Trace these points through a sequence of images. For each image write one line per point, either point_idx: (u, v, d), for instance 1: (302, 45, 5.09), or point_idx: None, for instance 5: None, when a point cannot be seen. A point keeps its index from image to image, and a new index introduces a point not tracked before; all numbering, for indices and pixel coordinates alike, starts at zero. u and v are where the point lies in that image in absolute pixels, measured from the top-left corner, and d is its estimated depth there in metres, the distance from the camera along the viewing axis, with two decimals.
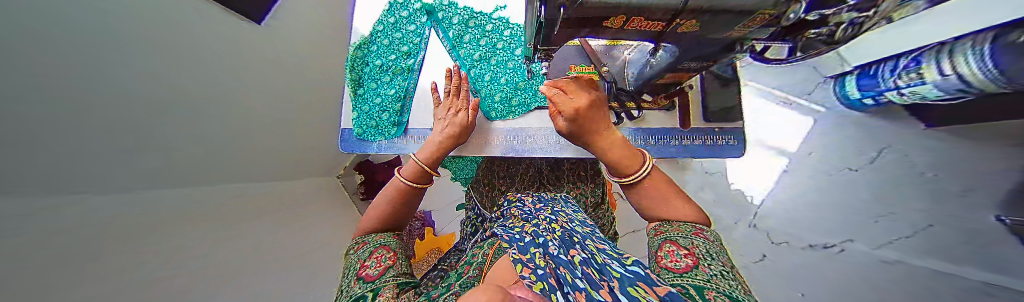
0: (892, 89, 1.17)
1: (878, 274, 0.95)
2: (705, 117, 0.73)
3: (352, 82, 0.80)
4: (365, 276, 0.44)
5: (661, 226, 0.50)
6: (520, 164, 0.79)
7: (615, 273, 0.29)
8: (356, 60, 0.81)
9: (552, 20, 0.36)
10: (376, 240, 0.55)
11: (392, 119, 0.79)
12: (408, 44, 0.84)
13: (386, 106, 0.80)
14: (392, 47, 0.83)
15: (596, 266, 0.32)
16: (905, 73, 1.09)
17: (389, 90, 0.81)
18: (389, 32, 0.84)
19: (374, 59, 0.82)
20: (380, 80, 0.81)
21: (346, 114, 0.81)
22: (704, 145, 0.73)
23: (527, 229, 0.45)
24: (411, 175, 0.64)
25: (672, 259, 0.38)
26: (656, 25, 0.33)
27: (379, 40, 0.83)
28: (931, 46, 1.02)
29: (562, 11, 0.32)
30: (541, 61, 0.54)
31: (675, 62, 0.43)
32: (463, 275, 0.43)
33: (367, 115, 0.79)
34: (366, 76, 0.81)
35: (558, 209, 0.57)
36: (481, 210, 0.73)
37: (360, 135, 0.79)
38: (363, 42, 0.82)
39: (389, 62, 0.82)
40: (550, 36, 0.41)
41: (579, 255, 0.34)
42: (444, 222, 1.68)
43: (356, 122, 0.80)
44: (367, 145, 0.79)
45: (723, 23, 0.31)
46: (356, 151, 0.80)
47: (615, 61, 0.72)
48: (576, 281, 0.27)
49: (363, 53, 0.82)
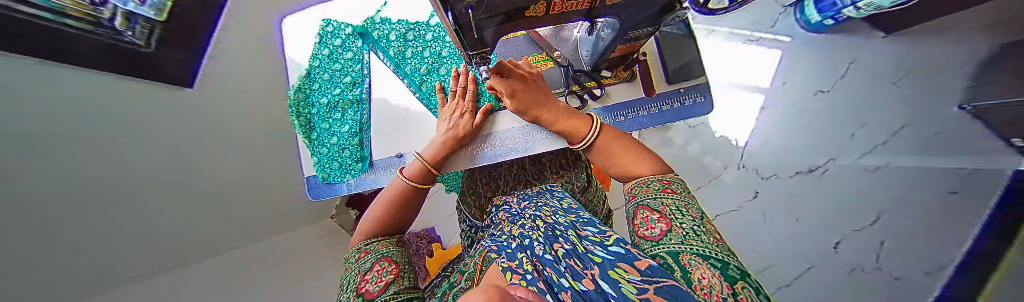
0: None
1: (864, 183, 1.06)
2: (669, 79, 0.72)
3: (302, 126, 0.75)
4: (365, 293, 0.37)
5: (636, 189, 0.46)
6: (498, 166, 0.77)
7: (595, 258, 0.27)
8: (300, 104, 0.76)
9: (469, 23, 0.33)
10: (382, 249, 0.48)
11: (353, 156, 0.74)
12: (350, 73, 0.78)
13: (344, 143, 0.75)
14: (333, 81, 0.78)
15: (578, 255, 0.30)
16: None
17: (342, 127, 0.76)
18: (327, 65, 0.78)
19: (318, 98, 0.77)
20: (332, 118, 0.76)
21: (306, 161, 0.75)
22: (675, 107, 0.72)
23: (513, 233, 0.43)
24: (416, 177, 0.62)
25: (647, 227, 0.34)
26: (579, 2, 0.30)
27: (319, 76, 0.77)
28: None
29: (470, 14, 0.29)
30: (479, 67, 0.49)
31: (618, 35, 0.42)
32: (456, 284, 0.39)
33: (327, 158, 0.74)
34: (315, 117, 0.76)
35: (543, 203, 0.55)
36: (472, 220, 0.71)
37: (325, 179, 0.74)
38: (302, 82, 0.76)
39: (335, 98, 0.77)
40: (479, 41, 0.39)
41: (562, 248, 0.32)
42: (449, 235, 1.67)
43: (318, 167, 0.75)
44: (335, 187, 0.74)
45: None
46: (326, 196, 0.75)
47: (566, 44, 0.69)
48: (561, 279, 0.25)
49: (305, 95, 0.76)
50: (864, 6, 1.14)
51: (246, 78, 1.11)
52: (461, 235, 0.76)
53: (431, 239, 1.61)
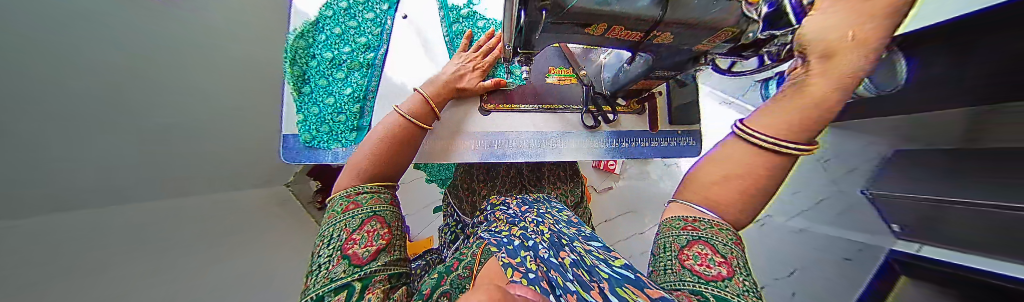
0: None
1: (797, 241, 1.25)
2: (669, 119, 0.79)
3: (294, 77, 0.66)
4: (352, 256, 0.34)
5: (699, 221, 0.33)
6: (500, 165, 0.77)
7: (602, 274, 0.28)
8: (298, 52, 0.67)
9: (533, 23, 0.33)
10: (371, 205, 0.43)
11: (348, 122, 0.68)
12: (366, 35, 0.73)
13: (341, 107, 0.68)
14: (345, 37, 0.72)
15: (585, 267, 0.31)
16: None
17: (343, 88, 0.69)
18: (341, 19, 0.72)
19: (322, 51, 0.70)
20: (333, 76, 0.70)
21: (289, 117, 0.67)
22: (669, 145, 0.79)
23: (514, 233, 0.43)
24: (416, 114, 0.59)
25: (702, 264, 0.27)
26: (633, 34, 0.33)
27: (328, 28, 0.71)
28: None
29: (543, 14, 0.30)
30: (520, 65, 0.50)
31: (646, 71, 0.46)
32: (451, 273, 0.37)
33: (317, 119, 0.67)
34: (313, 71, 0.69)
35: (544, 211, 0.56)
36: (461, 216, 0.69)
37: (309, 142, 0.66)
38: (307, 30, 0.69)
39: (342, 55, 0.70)
40: (531, 40, 0.38)
41: (569, 257, 0.33)
42: (421, 227, 1.59)
43: (302, 127, 0.66)
44: (319, 154, 0.67)
45: (695, 36, 0.32)
46: (305, 161, 0.67)
47: (591, 64, 0.74)
48: (566, 283, 0.25)
49: (306, 43, 0.69)
50: None
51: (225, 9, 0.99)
52: (445, 229, 0.73)
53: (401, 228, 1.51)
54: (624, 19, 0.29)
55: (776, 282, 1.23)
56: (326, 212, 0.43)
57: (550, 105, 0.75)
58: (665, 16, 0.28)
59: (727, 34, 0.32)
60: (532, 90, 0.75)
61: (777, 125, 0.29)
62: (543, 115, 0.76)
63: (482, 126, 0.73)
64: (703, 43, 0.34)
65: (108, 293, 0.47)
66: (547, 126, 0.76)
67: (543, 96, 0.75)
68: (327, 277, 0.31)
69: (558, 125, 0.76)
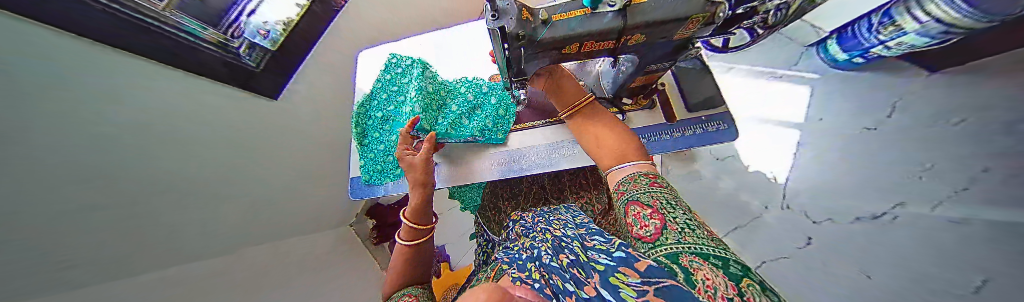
0: (879, 44, 1.20)
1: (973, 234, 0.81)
2: (687, 107, 0.75)
3: (358, 135, 0.87)
4: None
5: (625, 185, 0.45)
6: (521, 182, 0.81)
7: (598, 264, 0.26)
8: (360, 116, 0.88)
9: (516, 56, 0.41)
10: (403, 293, 0.53)
11: (394, 163, 0.83)
12: (404, 94, 0.90)
13: (389, 150, 0.84)
14: (389, 98, 0.89)
15: (582, 264, 0.29)
16: (881, 27, 1.15)
17: (390, 136, 0.85)
18: (386, 87, 0.90)
19: (375, 112, 0.88)
20: (383, 129, 0.87)
21: (355, 164, 0.87)
22: (695, 133, 0.73)
23: (526, 245, 0.44)
24: (410, 219, 0.64)
25: (641, 226, 0.33)
26: (603, 43, 0.37)
27: (378, 94, 0.90)
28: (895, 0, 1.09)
29: (522, 51, 0.38)
30: (518, 90, 0.57)
31: (637, 68, 0.48)
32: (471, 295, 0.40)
33: (373, 162, 0.84)
34: (370, 128, 0.88)
35: (555, 217, 0.56)
36: (490, 235, 0.72)
37: (368, 180, 0.84)
38: (365, 99, 0.90)
39: (389, 113, 0.88)
40: (522, 70, 0.46)
41: (567, 258, 0.32)
42: (460, 256, 1.64)
43: (364, 170, 0.84)
44: (375, 189, 0.84)
45: (666, 29, 0.35)
46: (366, 196, 0.84)
47: (589, 76, 0.76)
48: (565, 285, 0.25)
49: (366, 108, 0.89)
50: (896, 45, 1.15)
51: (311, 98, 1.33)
52: (478, 249, 0.76)
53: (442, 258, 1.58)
54: (590, 33, 0.34)
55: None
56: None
57: (556, 117, 0.81)
58: (626, 23, 0.32)
59: (699, 19, 0.33)
60: (536, 106, 0.82)
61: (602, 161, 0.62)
62: (552, 127, 0.81)
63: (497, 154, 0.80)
64: (681, 30, 0.35)
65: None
66: (557, 136, 0.79)
67: (550, 111, 0.81)
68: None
69: (567, 134, 0.79)
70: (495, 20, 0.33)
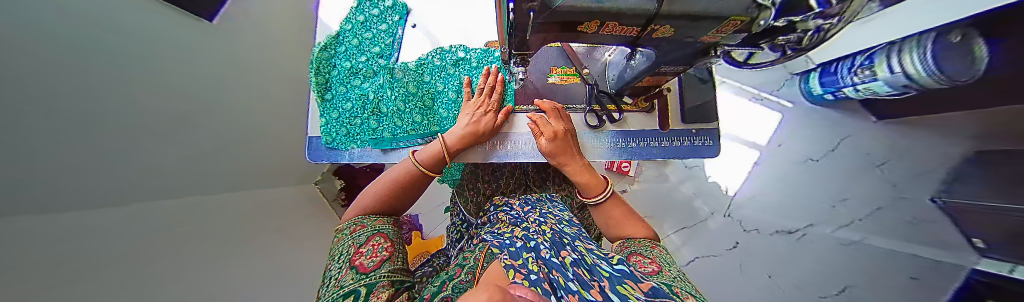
0: (849, 86, 1.28)
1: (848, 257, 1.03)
2: (683, 118, 0.74)
3: (317, 86, 0.72)
4: (358, 266, 0.36)
5: (625, 242, 0.49)
6: (506, 167, 0.78)
7: (604, 273, 0.29)
8: (322, 63, 0.73)
9: (523, 24, 0.33)
10: (376, 225, 0.47)
11: (362, 128, 0.73)
12: (379, 45, 0.77)
13: (357, 112, 0.73)
14: (361, 48, 0.76)
15: (587, 267, 0.31)
16: (858, 70, 1.20)
17: (358, 94, 0.74)
18: (358, 31, 0.77)
19: (342, 61, 0.75)
20: (350, 84, 0.74)
21: (313, 120, 0.74)
22: (681, 146, 0.74)
23: (516, 234, 0.44)
24: (427, 162, 0.61)
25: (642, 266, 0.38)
26: (628, 29, 0.31)
27: (347, 40, 0.76)
28: (881, 45, 1.13)
29: (531, 16, 0.30)
30: (517, 67, 0.50)
31: (651, 67, 0.45)
32: (455, 278, 0.39)
33: (337, 122, 0.73)
34: (333, 79, 0.74)
35: (546, 211, 0.56)
36: (466, 215, 0.70)
37: (329, 143, 0.73)
38: (329, 42, 0.74)
39: (359, 65, 0.75)
40: (524, 41, 0.39)
41: (569, 256, 0.34)
42: (433, 226, 1.64)
43: (324, 129, 0.73)
44: (338, 154, 0.74)
45: (698, 29, 0.31)
46: (327, 160, 0.74)
47: (596, 63, 0.73)
48: (568, 284, 0.25)
49: (329, 55, 0.74)
50: (863, 90, 1.23)
51: (264, 24, 1.07)
52: (452, 228, 0.75)
53: (414, 226, 1.57)
54: (618, 13, 0.28)
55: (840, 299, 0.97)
56: (337, 235, 0.47)
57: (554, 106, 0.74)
58: (661, 11, 0.27)
59: (736, 23, 0.29)
60: (534, 92, 0.75)
61: (581, 189, 0.60)
62: None
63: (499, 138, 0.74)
64: (710, 34, 0.32)
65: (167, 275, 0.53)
66: None
67: (546, 96, 0.74)
68: (338, 284, 0.33)
69: None
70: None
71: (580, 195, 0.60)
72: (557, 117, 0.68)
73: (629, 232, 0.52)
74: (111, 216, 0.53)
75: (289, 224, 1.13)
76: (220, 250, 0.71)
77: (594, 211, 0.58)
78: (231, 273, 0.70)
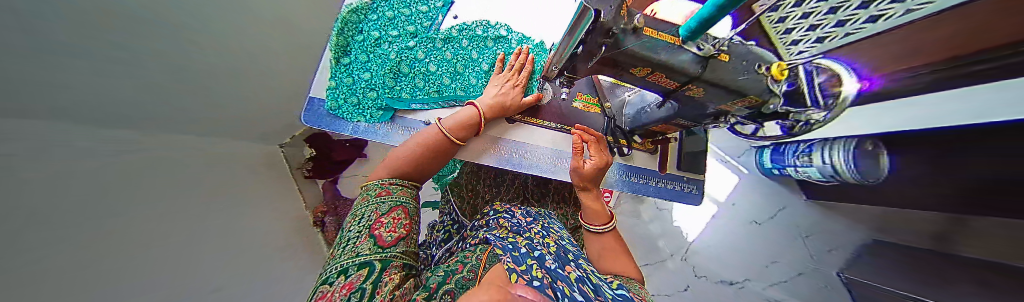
0: (791, 166, 1.51)
1: None
2: (678, 165, 0.82)
3: (336, 47, 0.67)
4: (377, 237, 0.41)
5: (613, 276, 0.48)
6: (507, 174, 0.78)
7: (607, 294, 0.30)
8: (347, 25, 0.69)
9: (588, 55, 0.38)
10: (398, 196, 0.52)
11: (376, 99, 0.66)
12: (416, 25, 0.74)
13: (374, 83, 0.67)
14: (395, 22, 0.73)
15: (592, 286, 0.32)
16: (800, 155, 1.42)
17: (380, 65, 0.69)
18: (397, 6, 0.74)
19: (371, 29, 0.71)
20: (374, 53, 0.70)
21: (320, 81, 0.66)
22: (672, 189, 0.81)
23: (518, 241, 0.44)
24: (454, 130, 0.61)
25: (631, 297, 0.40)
26: (669, 82, 0.39)
27: (382, 11, 0.73)
28: (816, 139, 1.36)
29: (602, 49, 0.35)
30: (563, 86, 0.53)
31: (669, 116, 0.50)
32: (454, 275, 0.37)
33: (348, 89, 0.65)
34: (355, 45, 0.69)
35: (547, 225, 0.57)
36: (459, 216, 0.68)
37: (334, 109, 0.64)
38: (361, 7, 0.71)
39: (388, 38, 0.72)
40: (578, 67, 0.43)
41: (574, 272, 0.34)
42: None
43: (330, 93, 0.64)
44: (340, 123, 0.64)
45: (722, 97, 0.39)
46: (325, 128, 0.63)
47: (616, 100, 0.79)
48: (572, 295, 0.22)
49: (357, 19, 0.70)
50: (801, 172, 1.46)
51: None
52: (439, 225, 0.72)
53: None
54: (669, 67, 0.36)
55: None
56: (362, 193, 0.52)
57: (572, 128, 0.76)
58: (703, 74, 0.35)
59: (750, 101, 0.37)
60: (558, 112, 0.76)
61: (588, 216, 0.64)
62: (562, 134, 0.75)
63: (516, 135, 0.72)
64: (728, 104, 0.40)
65: (83, 239, 0.42)
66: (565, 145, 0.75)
67: (566, 118, 0.76)
68: (354, 250, 0.38)
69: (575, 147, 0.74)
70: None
71: (585, 221, 0.63)
72: (598, 145, 0.69)
73: (621, 269, 0.51)
74: (22, 132, 0.39)
75: (242, 190, 0.98)
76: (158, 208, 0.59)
77: (592, 239, 0.61)
78: (159, 236, 0.56)
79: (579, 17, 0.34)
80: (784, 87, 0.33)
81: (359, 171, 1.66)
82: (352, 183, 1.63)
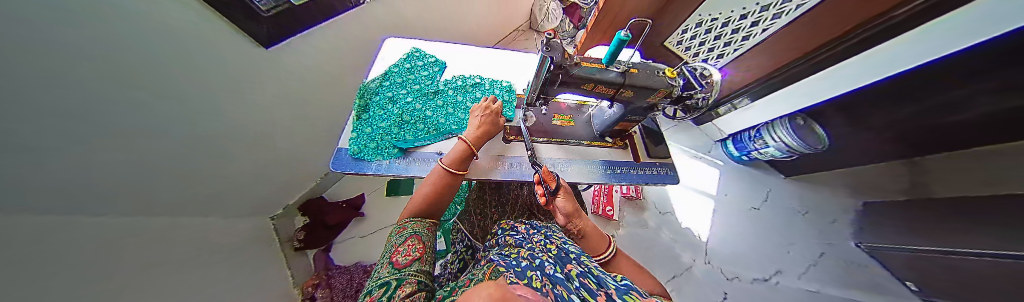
0: (753, 150, 1.72)
1: None
2: (649, 153, 0.95)
3: (358, 107, 0.84)
4: (393, 263, 0.44)
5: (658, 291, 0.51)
6: (509, 192, 0.87)
7: (609, 283, 0.38)
8: (367, 91, 0.88)
9: (553, 81, 0.56)
10: (416, 228, 0.57)
11: (392, 141, 0.79)
12: (420, 83, 0.94)
13: (390, 129, 0.81)
14: (404, 84, 0.93)
15: (592, 278, 0.40)
16: (754, 139, 1.67)
17: (395, 115, 0.85)
18: (404, 73, 0.96)
19: (385, 91, 0.90)
20: (388, 107, 0.86)
21: (345, 134, 0.80)
22: (652, 173, 0.90)
23: (522, 255, 0.51)
24: (451, 164, 0.66)
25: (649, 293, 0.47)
26: (609, 89, 0.56)
27: (393, 78, 0.94)
28: (760, 124, 1.64)
29: (559, 77, 0.54)
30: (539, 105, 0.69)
31: (622, 115, 0.66)
32: (463, 286, 0.42)
33: (368, 136, 0.78)
34: (374, 104, 0.87)
35: (552, 233, 0.64)
36: (473, 241, 0.73)
37: (356, 154, 0.74)
38: (378, 79, 0.93)
39: (400, 95, 0.90)
40: (547, 89, 0.60)
41: (575, 269, 0.43)
42: None
43: (353, 142, 0.77)
44: (363, 164, 0.74)
45: (646, 94, 0.57)
46: (349, 171, 0.72)
47: (583, 114, 0.98)
48: (570, 295, 0.33)
49: (375, 87, 0.90)
50: (764, 153, 1.67)
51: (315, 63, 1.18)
52: (451, 258, 0.73)
53: None
54: (603, 81, 0.54)
55: None
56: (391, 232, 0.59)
57: (555, 138, 0.90)
58: (625, 82, 0.54)
59: (664, 92, 0.56)
60: (541, 129, 0.91)
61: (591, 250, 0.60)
62: (549, 145, 0.89)
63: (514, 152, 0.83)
64: (652, 98, 0.58)
65: None
66: (554, 154, 0.87)
67: (551, 133, 0.91)
68: (377, 276, 0.42)
69: (563, 153, 0.87)
70: (547, 51, 0.49)
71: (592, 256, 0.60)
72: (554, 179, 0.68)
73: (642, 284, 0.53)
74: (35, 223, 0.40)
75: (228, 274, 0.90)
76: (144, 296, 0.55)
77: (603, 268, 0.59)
78: None
79: (540, 65, 0.53)
80: (678, 82, 0.56)
81: (356, 232, 1.59)
82: (347, 247, 1.54)
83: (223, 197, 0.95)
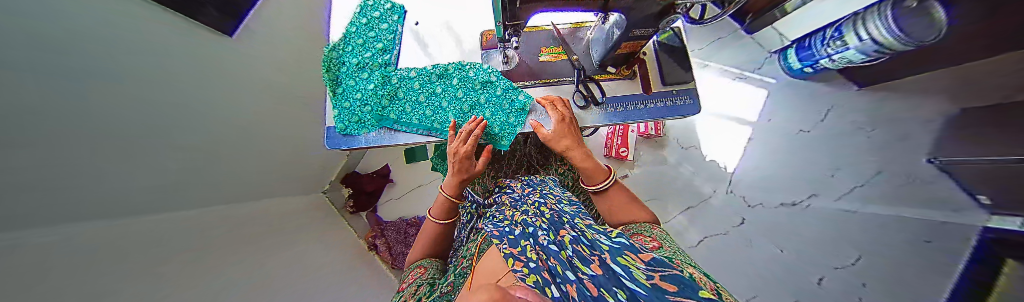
0: (824, 57, 1.34)
1: (851, 224, 1.06)
2: (663, 81, 0.78)
3: (329, 82, 0.77)
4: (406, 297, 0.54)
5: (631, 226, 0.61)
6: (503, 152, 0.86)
7: (604, 246, 0.36)
8: (331, 61, 0.79)
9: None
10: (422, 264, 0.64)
11: (373, 112, 0.77)
12: (382, 41, 0.83)
13: (367, 100, 0.77)
14: (367, 45, 0.82)
15: (588, 242, 0.38)
16: (831, 42, 1.27)
17: (367, 85, 0.78)
18: (363, 32, 0.83)
19: (350, 58, 0.80)
20: (359, 77, 0.79)
21: (329, 112, 0.79)
22: (664, 105, 0.77)
23: (516, 220, 0.48)
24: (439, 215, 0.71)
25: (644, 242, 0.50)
26: None
27: (352, 39, 0.82)
28: (847, 17, 1.20)
29: None
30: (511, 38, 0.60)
31: (625, 31, 0.54)
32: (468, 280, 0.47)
33: (349, 111, 0.77)
34: (343, 75, 0.79)
35: (546, 191, 0.63)
36: (476, 197, 0.78)
37: (343, 130, 0.76)
38: (338, 43, 0.81)
39: (365, 59, 0.80)
40: (515, 13, 0.51)
41: (569, 234, 0.40)
42: None
43: (337, 119, 0.77)
44: (353, 139, 0.77)
45: None
46: (343, 147, 0.77)
47: (580, 42, 0.82)
48: (566, 270, 0.30)
49: (338, 54, 0.80)
50: (838, 60, 1.29)
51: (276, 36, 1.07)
52: None
53: None
54: None
55: (838, 271, 1.04)
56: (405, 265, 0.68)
57: (545, 80, 0.80)
58: None
59: None
60: (528, 70, 0.81)
61: (586, 178, 0.69)
62: (541, 89, 0.79)
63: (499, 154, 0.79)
64: None
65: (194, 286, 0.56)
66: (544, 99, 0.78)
67: (538, 73, 0.80)
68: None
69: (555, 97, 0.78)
70: None
71: (585, 183, 0.70)
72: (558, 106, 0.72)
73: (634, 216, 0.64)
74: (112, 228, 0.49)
75: (296, 238, 1.14)
76: (232, 261, 0.73)
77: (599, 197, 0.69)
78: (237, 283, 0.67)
79: None
80: None
81: (392, 195, 1.81)
82: (389, 206, 1.79)
83: (263, 178, 1.11)
